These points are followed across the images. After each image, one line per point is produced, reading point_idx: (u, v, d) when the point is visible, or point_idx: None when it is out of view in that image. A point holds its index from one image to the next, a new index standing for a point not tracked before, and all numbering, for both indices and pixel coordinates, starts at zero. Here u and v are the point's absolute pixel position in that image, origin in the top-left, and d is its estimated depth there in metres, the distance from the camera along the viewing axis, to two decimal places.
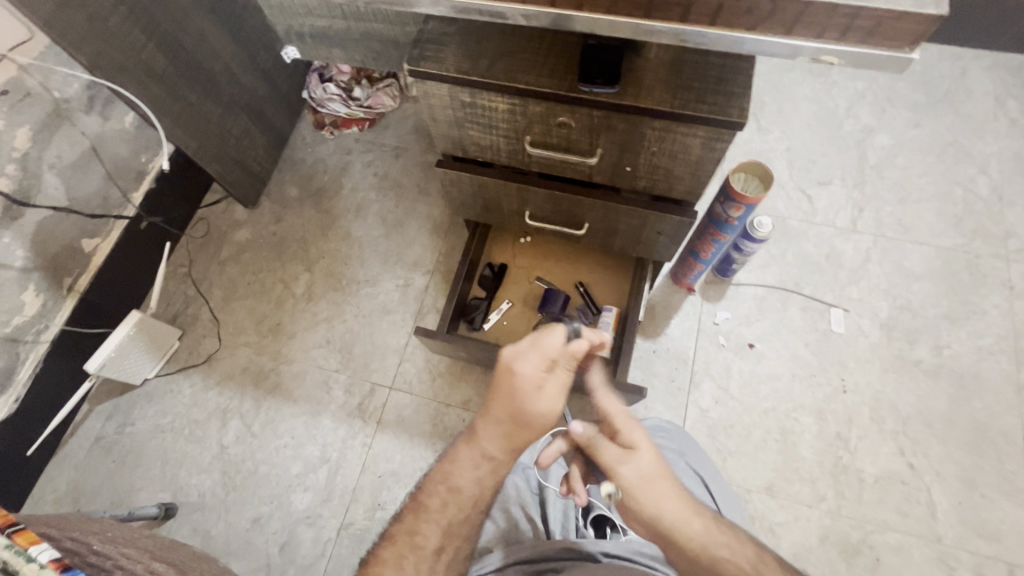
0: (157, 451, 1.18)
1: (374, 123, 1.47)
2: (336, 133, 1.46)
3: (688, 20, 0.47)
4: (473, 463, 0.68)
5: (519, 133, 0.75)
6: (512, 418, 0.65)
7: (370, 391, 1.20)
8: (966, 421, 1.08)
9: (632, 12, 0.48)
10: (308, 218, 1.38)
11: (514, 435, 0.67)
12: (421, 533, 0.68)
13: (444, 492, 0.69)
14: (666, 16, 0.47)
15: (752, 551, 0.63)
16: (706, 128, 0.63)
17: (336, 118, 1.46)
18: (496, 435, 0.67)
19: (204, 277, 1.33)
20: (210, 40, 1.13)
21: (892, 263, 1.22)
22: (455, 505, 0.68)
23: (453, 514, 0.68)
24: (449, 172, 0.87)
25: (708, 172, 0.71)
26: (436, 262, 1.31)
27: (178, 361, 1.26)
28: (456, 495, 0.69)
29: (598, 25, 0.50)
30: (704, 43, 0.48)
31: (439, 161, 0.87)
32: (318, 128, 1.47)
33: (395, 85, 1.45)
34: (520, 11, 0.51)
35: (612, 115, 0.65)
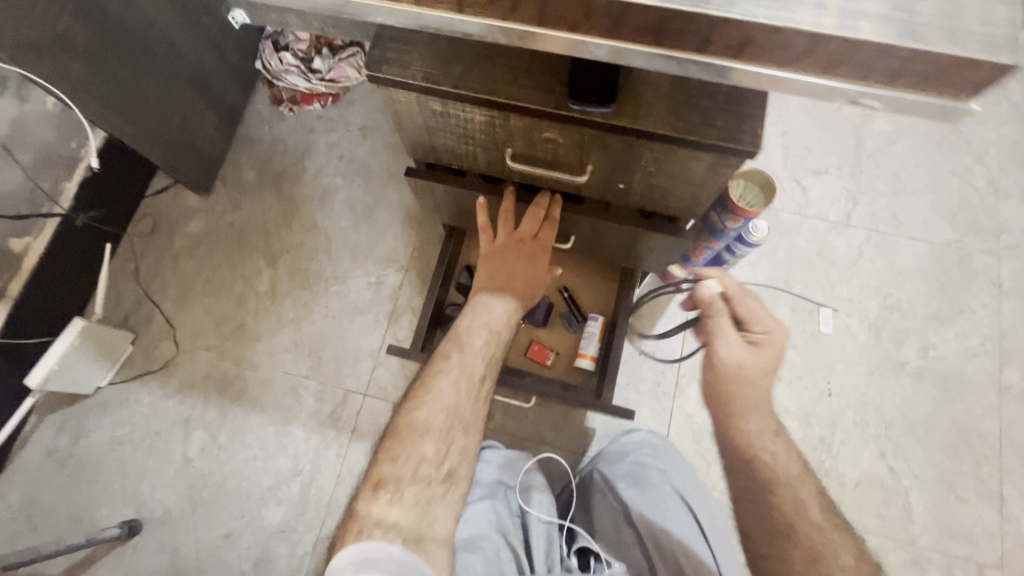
0: (115, 464, 1.11)
1: (338, 98, 1.33)
2: (297, 109, 1.32)
3: (708, 51, 0.38)
4: (450, 350, 0.73)
5: (499, 146, 0.65)
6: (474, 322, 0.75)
7: (343, 399, 1.13)
8: (948, 423, 1.08)
9: (641, 37, 0.38)
10: (268, 208, 1.27)
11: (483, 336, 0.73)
12: (393, 465, 0.65)
13: (425, 383, 0.71)
14: (682, 46, 0.38)
15: (800, 472, 0.70)
16: (713, 154, 0.55)
17: (295, 93, 1.31)
18: (460, 348, 0.73)
19: (155, 275, 1.22)
20: (139, 5, 0.96)
21: (884, 261, 1.18)
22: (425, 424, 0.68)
23: (441, 410, 0.68)
24: (422, 181, 0.77)
25: (710, 195, 0.64)
26: (409, 257, 1.22)
27: (134, 366, 1.17)
28: (437, 379, 0.70)
29: (599, 53, 0.40)
30: (723, 79, 0.40)
31: (410, 169, 0.78)
32: (275, 103, 1.33)
33: (360, 55, 1.28)
34: (499, 30, 0.41)
35: (606, 135, 0.57)
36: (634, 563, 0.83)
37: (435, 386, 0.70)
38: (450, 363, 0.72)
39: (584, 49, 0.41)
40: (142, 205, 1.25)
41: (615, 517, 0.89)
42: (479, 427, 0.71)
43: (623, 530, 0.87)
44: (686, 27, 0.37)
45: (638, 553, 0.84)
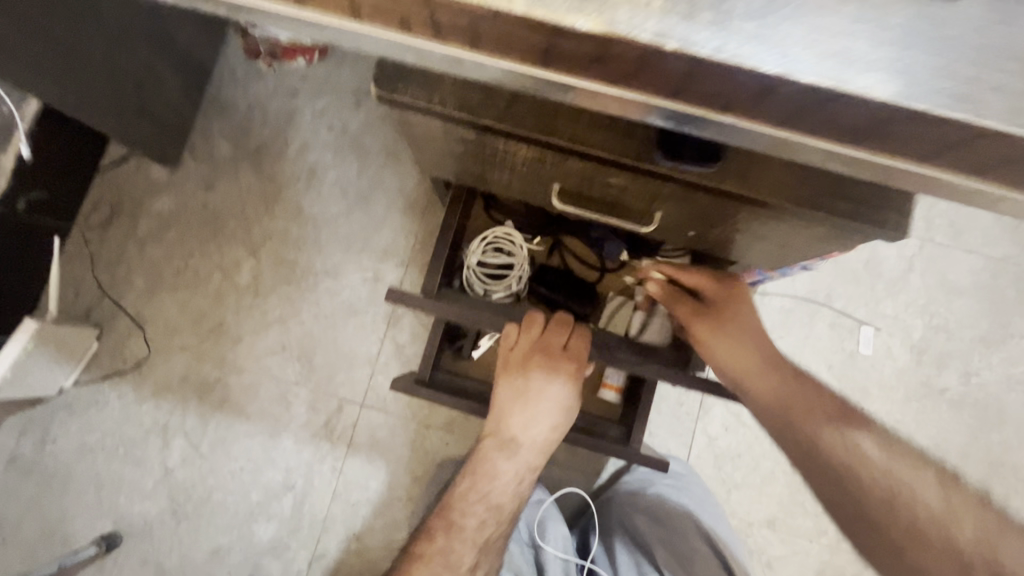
0: (88, 472, 1.02)
1: (325, 51, 1.11)
2: (277, 64, 1.12)
3: (923, 165, 0.27)
4: (444, 526, 0.77)
5: (543, 181, 0.51)
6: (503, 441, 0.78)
7: (338, 409, 1.03)
8: (981, 454, 1.02)
9: (842, 138, 0.27)
10: (246, 186, 1.10)
11: (513, 463, 0.78)
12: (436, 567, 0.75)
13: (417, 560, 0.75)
14: (888, 150, 0.27)
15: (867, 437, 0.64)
16: (832, 229, 0.42)
17: (273, 48, 1.07)
18: (474, 505, 0.77)
19: (121, 261, 1.08)
20: None
21: (936, 275, 1.08)
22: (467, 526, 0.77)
23: None
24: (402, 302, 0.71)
25: (804, 256, 0.52)
26: (411, 251, 1.08)
27: (101, 366, 1.05)
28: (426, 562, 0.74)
29: (750, 143, 0.29)
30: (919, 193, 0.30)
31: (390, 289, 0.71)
32: (251, 56, 1.11)
33: None
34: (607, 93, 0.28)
35: (696, 194, 0.43)
36: None
37: (446, 545, 0.76)
38: (442, 536, 0.76)
39: (730, 135, 0.29)
40: (92, 193, 1.09)
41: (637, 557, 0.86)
42: None
43: None
44: (894, 121, 0.25)
45: None
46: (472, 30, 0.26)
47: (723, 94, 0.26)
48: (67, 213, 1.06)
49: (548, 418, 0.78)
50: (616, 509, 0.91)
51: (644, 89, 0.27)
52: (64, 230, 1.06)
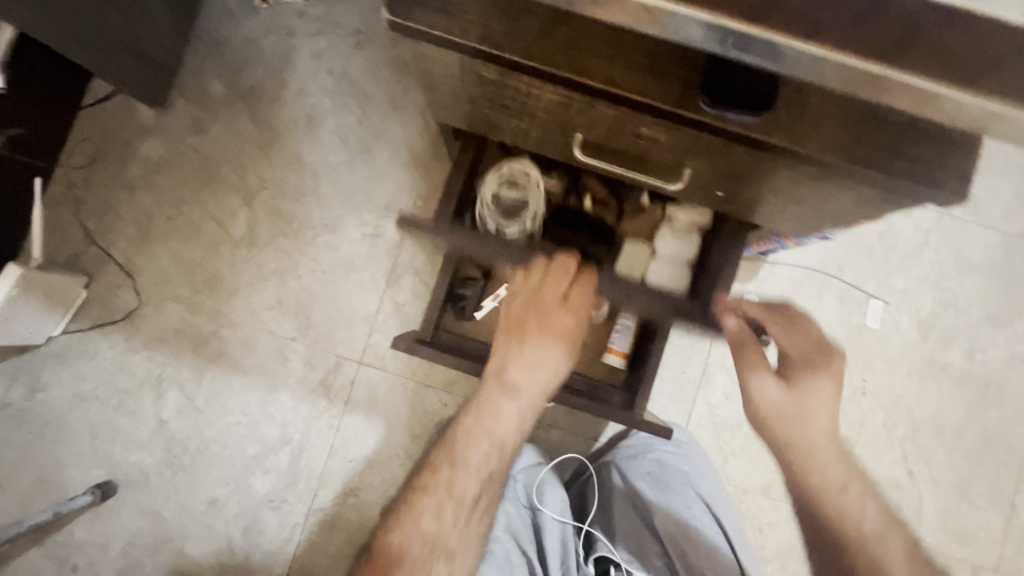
0: (81, 422, 1.00)
1: None
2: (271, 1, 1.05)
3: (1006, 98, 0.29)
4: (448, 463, 0.75)
5: (565, 131, 0.47)
6: (497, 402, 0.74)
7: (336, 366, 1.02)
8: (977, 430, 1.03)
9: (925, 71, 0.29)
10: (240, 132, 1.05)
11: (515, 405, 0.74)
12: (427, 514, 0.75)
13: (416, 492, 0.76)
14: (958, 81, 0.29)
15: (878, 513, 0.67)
16: (880, 192, 0.39)
17: None
18: (477, 439, 0.75)
19: (109, 207, 1.03)
20: None
21: (951, 251, 1.05)
22: (456, 480, 0.75)
23: (419, 537, 0.74)
24: None
25: (838, 222, 0.49)
26: (413, 207, 1.04)
27: (91, 315, 1.02)
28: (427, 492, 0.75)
29: (810, 72, 0.30)
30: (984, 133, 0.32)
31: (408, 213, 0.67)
32: None
33: None
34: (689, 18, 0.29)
35: (736, 149, 0.40)
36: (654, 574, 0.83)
37: (450, 479, 0.75)
38: (444, 467, 0.76)
39: (778, 60, 0.30)
40: (77, 130, 1.03)
41: (635, 523, 0.88)
42: (467, 546, 0.76)
43: (645, 538, 0.87)
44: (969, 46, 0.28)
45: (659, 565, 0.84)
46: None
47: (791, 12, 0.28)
48: (50, 153, 1.01)
49: (551, 358, 0.73)
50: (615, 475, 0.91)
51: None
52: (46, 170, 1.01)
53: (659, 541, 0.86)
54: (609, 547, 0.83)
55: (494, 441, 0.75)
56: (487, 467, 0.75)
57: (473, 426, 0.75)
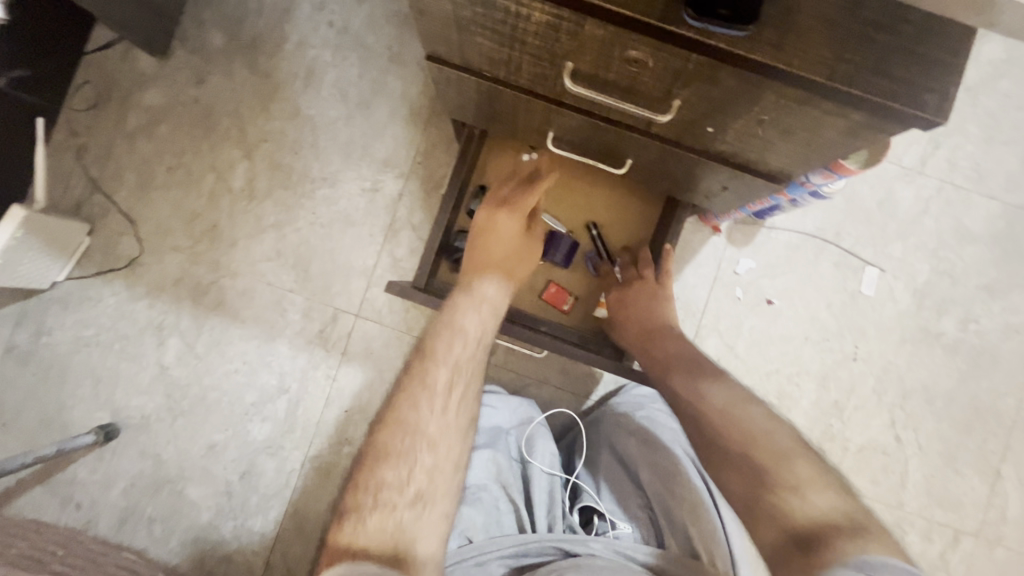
0: (84, 365, 1.03)
1: None
2: None
3: None
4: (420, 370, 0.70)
5: (555, 59, 0.47)
6: (456, 324, 0.73)
7: (333, 318, 1.03)
8: (966, 399, 1.04)
9: None
10: (240, 83, 1.05)
11: (479, 302, 0.75)
12: (392, 459, 0.64)
13: (384, 418, 0.68)
14: None
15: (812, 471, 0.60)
16: (864, 116, 0.39)
17: None
18: (445, 338, 0.73)
19: (111, 156, 1.04)
20: None
21: (951, 220, 1.04)
22: (417, 409, 0.67)
23: (404, 432, 0.65)
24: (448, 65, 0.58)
25: (825, 158, 0.49)
26: (412, 163, 1.04)
27: (93, 262, 1.03)
28: (401, 401, 0.68)
29: None
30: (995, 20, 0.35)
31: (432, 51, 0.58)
32: None
33: None
34: None
35: (722, 69, 0.40)
36: (639, 527, 0.82)
37: (423, 373, 0.70)
38: (414, 383, 0.70)
39: None
40: (79, 78, 1.04)
41: (620, 477, 0.87)
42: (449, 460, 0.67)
43: (629, 490, 0.85)
44: None
45: (644, 517, 0.82)
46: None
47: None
48: (52, 100, 1.01)
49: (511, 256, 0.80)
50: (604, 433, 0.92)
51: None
52: (48, 116, 1.02)
53: (644, 493, 0.84)
54: (596, 498, 0.85)
55: (453, 366, 0.71)
56: (449, 394, 0.69)
57: (432, 355, 0.71)
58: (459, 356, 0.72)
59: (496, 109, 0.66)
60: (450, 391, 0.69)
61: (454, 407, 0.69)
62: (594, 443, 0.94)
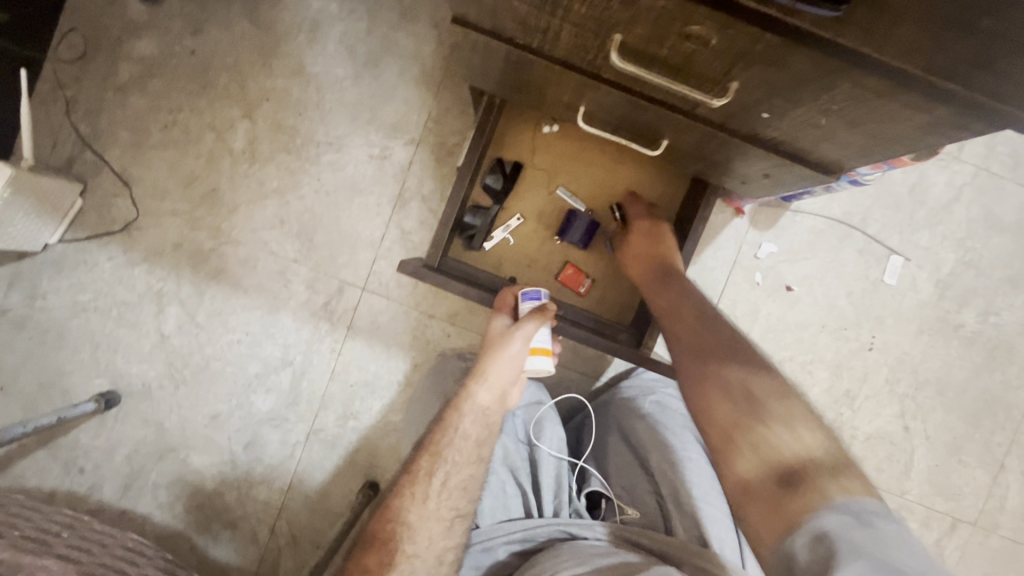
0: (82, 331, 1.00)
1: None
2: None
3: None
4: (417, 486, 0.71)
5: (601, 30, 0.42)
6: (452, 424, 0.74)
7: (338, 291, 1.00)
8: (978, 391, 1.03)
9: None
10: (239, 35, 0.98)
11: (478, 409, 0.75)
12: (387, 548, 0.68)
13: (384, 513, 0.71)
14: None
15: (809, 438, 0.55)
16: (951, 110, 0.35)
17: None
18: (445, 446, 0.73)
19: (102, 110, 0.98)
20: None
21: (982, 209, 1.00)
22: (416, 508, 0.70)
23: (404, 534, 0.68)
24: (476, 32, 0.52)
25: (890, 152, 0.45)
26: (423, 130, 0.98)
27: (87, 224, 0.99)
28: (397, 506, 0.70)
29: None
30: None
31: (458, 16, 0.52)
32: None
33: None
34: None
35: (799, 54, 0.35)
36: (646, 513, 0.80)
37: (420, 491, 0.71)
38: (412, 482, 0.71)
39: None
40: (64, 22, 0.96)
41: (628, 461, 0.86)
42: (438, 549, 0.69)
43: (636, 475, 0.84)
44: None
45: (652, 503, 0.80)
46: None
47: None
48: (36, 47, 0.94)
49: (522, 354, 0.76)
50: (613, 416, 0.91)
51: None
52: (33, 65, 0.95)
53: (652, 477, 0.83)
54: (603, 483, 0.84)
55: (451, 465, 0.72)
56: (441, 486, 0.71)
57: (430, 448, 0.73)
58: (447, 460, 0.72)
59: (521, 79, 0.61)
60: (437, 479, 0.72)
61: (441, 501, 0.71)
62: (602, 426, 0.93)
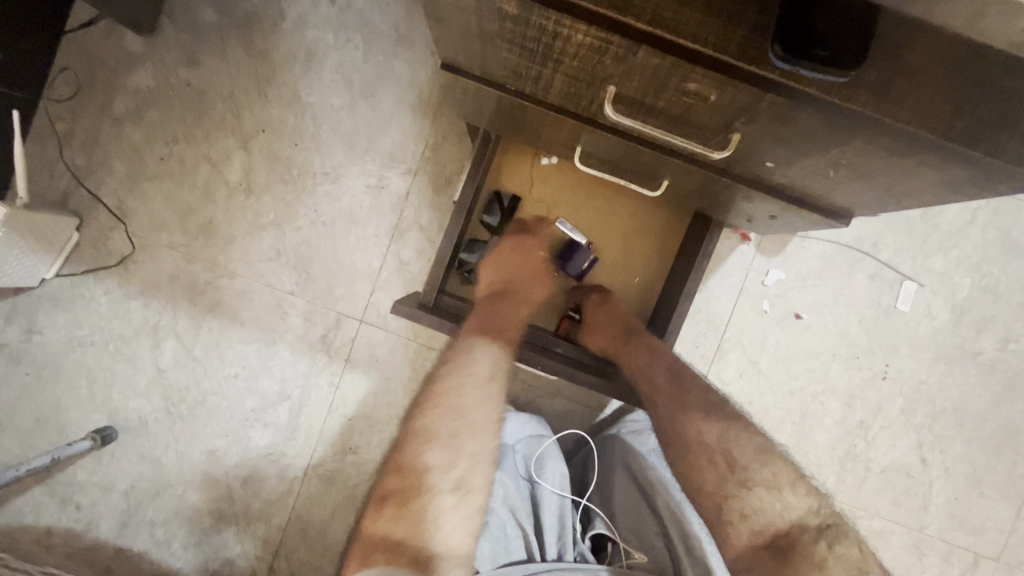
0: (79, 367, 0.99)
1: None
2: None
3: None
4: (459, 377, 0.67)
5: (594, 83, 0.41)
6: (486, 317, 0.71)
7: (336, 323, 0.98)
8: (999, 421, 0.99)
9: None
10: (236, 67, 0.97)
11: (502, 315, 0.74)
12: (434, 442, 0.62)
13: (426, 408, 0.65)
14: None
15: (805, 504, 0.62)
16: (966, 173, 0.33)
17: None
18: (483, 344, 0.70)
19: (97, 144, 0.98)
20: None
21: (997, 232, 0.97)
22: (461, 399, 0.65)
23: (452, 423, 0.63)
24: (467, 80, 0.51)
25: (903, 203, 0.42)
26: (420, 159, 0.97)
27: (84, 258, 0.98)
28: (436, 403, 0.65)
29: None
30: None
31: (448, 63, 0.51)
32: None
33: None
34: None
35: (796, 114, 0.34)
36: (654, 557, 0.77)
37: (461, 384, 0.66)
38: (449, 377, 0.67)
39: None
40: (62, 58, 0.97)
41: (633, 499, 0.84)
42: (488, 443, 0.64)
43: (643, 515, 0.82)
44: None
45: (660, 546, 0.78)
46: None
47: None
48: (32, 81, 0.94)
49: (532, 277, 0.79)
50: (616, 450, 0.88)
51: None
52: (28, 101, 0.95)
53: (659, 518, 0.80)
54: (608, 524, 0.80)
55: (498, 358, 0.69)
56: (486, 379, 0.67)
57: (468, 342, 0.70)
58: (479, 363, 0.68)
59: (516, 121, 0.60)
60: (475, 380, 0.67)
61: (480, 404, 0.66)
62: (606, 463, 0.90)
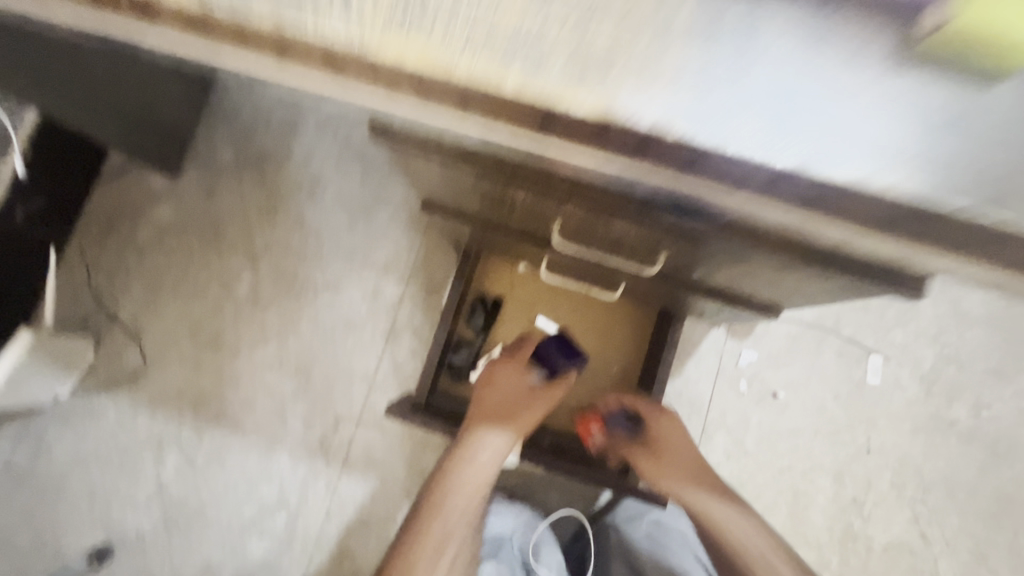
0: (82, 484, 1.01)
1: None
2: None
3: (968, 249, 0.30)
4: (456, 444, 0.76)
5: (545, 219, 0.51)
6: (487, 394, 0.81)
7: (334, 425, 1.02)
8: (991, 491, 1.00)
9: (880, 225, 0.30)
10: (248, 197, 1.10)
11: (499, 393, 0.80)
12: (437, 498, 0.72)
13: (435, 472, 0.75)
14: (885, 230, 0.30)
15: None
16: (840, 280, 0.42)
17: None
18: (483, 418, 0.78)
19: (120, 271, 1.08)
20: None
21: (948, 305, 1.04)
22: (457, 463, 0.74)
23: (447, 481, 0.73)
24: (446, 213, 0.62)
25: (812, 299, 0.51)
26: (412, 267, 1.06)
27: (98, 376, 1.04)
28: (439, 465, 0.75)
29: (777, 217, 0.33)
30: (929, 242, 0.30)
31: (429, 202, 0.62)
32: None
33: None
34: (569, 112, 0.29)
35: (698, 241, 0.43)
36: None
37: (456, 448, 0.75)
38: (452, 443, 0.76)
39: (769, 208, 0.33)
40: (93, 198, 1.09)
41: None
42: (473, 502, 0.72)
43: None
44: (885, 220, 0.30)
45: None
46: (462, 92, 0.29)
47: (867, 205, 0.29)
48: (66, 220, 1.06)
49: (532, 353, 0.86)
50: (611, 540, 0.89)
51: (611, 168, 0.33)
52: (61, 236, 1.06)
53: None
54: None
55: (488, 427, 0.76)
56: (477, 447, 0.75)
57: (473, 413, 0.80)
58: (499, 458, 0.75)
59: (491, 240, 0.70)
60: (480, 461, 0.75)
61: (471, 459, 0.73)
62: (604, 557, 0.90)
